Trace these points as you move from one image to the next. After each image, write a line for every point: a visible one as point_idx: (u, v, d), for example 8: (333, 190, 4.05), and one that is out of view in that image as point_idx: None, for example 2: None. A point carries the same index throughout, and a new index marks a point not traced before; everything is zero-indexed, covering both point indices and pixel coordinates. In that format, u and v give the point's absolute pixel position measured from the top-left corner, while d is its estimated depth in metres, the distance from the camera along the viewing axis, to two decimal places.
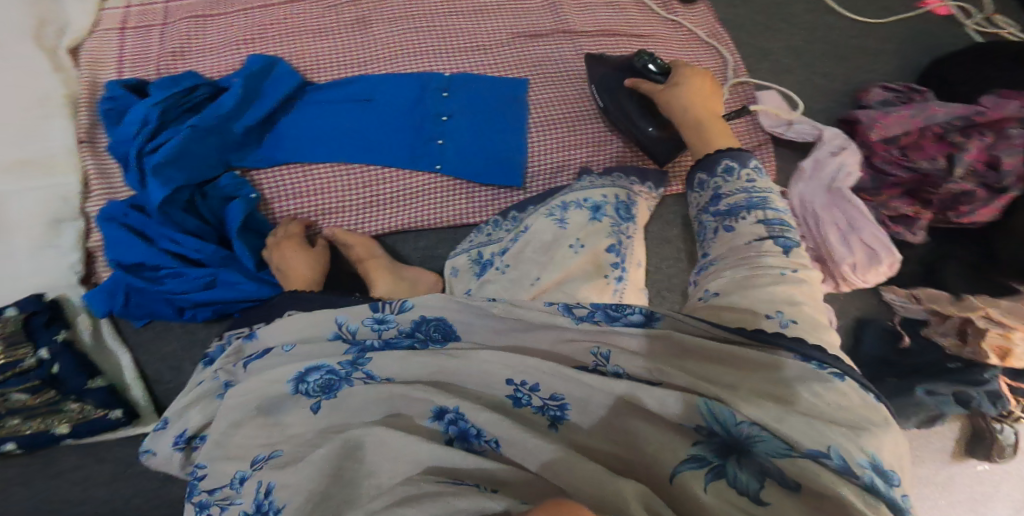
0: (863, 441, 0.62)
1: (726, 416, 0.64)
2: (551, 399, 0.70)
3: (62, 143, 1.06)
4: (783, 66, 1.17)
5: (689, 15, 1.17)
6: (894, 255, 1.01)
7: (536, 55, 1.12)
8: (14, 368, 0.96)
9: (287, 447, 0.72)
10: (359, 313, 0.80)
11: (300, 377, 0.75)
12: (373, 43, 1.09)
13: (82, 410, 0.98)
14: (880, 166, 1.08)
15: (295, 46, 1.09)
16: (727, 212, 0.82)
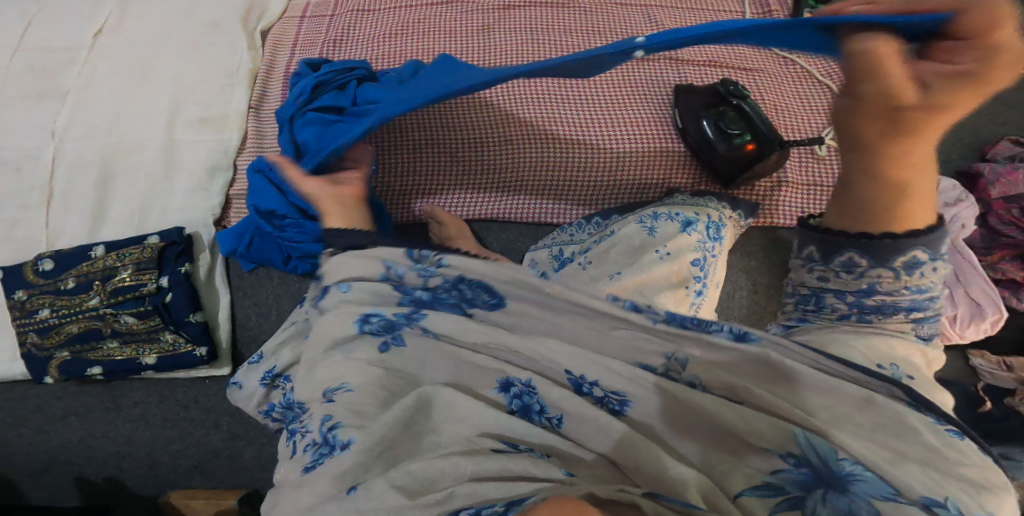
0: (986, 500, 0.55)
1: (826, 451, 0.59)
2: (613, 392, 0.66)
3: (238, 106, 1.17)
4: None
5: (805, 53, 1.10)
6: (999, 312, 0.94)
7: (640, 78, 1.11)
8: (134, 292, 1.06)
9: (354, 379, 0.69)
10: (405, 257, 0.74)
11: (362, 318, 0.73)
12: (492, 48, 1.13)
13: (174, 342, 1.10)
14: (995, 225, 0.98)
15: (426, 43, 1.14)
16: (880, 309, 0.68)
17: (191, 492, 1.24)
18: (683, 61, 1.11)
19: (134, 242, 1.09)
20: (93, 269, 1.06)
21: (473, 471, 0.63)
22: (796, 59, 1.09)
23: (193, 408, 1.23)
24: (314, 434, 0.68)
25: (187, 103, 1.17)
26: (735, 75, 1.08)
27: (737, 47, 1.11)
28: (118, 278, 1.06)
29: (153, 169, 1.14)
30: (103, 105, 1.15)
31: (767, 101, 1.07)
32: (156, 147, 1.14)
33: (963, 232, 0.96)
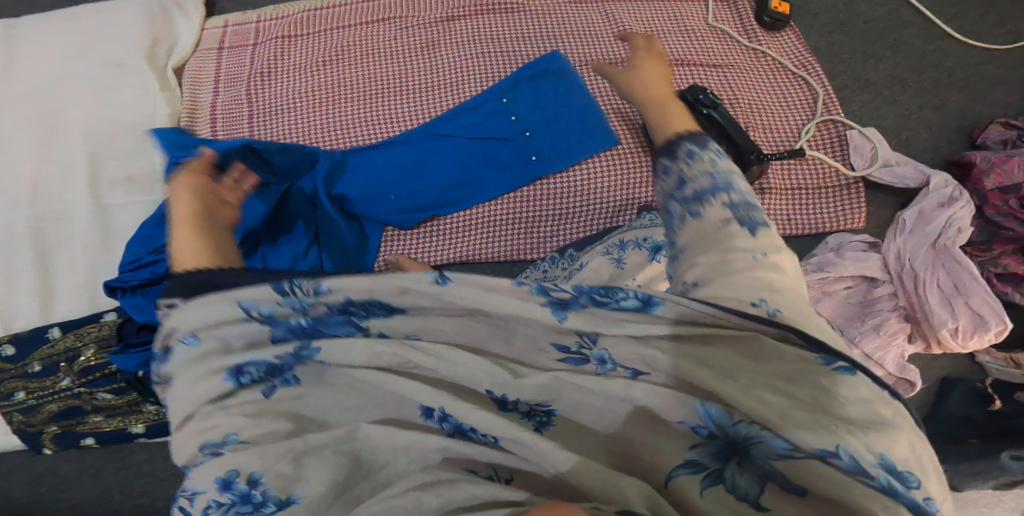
0: (888, 442, 0.55)
1: (718, 415, 0.59)
2: (537, 405, 0.65)
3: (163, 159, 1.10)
4: (883, 99, 1.02)
5: (775, 42, 1.00)
6: (1003, 322, 0.93)
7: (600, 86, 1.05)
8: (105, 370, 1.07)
9: (245, 430, 0.63)
10: (267, 294, 0.64)
11: (234, 371, 0.66)
12: (440, 68, 1.07)
13: (158, 412, 1.11)
14: (993, 217, 0.97)
15: (365, 70, 1.07)
16: (695, 199, 0.66)
17: None
18: None
19: (91, 318, 1.07)
20: (55, 351, 1.06)
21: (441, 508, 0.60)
22: (767, 49, 0.99)
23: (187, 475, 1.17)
24: (215, 501, 0.61)
25: (110, 161, 1.09)
26: (703, 75, 1.00)
27: (706, 41, 0.99)
28: (83, 357, 1.06)
29: (90, 239, 1.08)
30: (14, 172, 1.07)
31: (741, 101, 0.99)
32: (83, 211, 1.08)
33: (959, 237, 0.96)
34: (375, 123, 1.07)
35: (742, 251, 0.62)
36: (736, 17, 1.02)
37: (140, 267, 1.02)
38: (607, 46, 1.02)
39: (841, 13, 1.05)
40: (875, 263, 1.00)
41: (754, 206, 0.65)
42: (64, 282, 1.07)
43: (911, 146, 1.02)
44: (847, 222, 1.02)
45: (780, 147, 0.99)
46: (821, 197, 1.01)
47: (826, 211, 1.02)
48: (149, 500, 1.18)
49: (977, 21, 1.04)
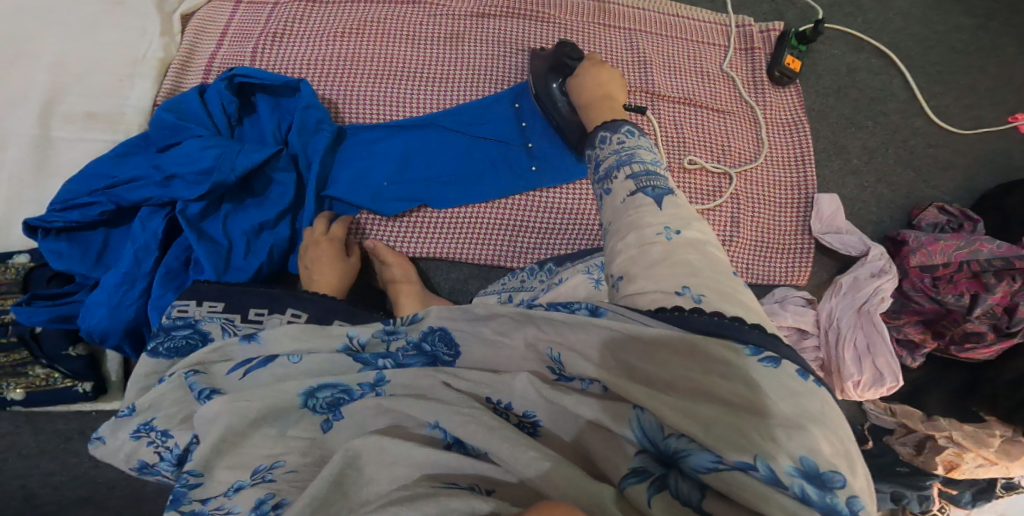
0: (794, 443, 0.55)
1: (651, 427, 0.60)
2: (524, 416, 0.69)
3: (138, 103, 1.00)
4: (852, 167, 1.11)
5: (778, 99, 1.08)
6: (900, 382, 1.02)
7: None
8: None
9: (291, 457, 0.73)
10: (372, 326, 0.76)
11: (308, 391, 0.73)
12: (457, 61, 1.03)
13: (47, 377, 0.98)
14: (909, 291, 1.07)
15: (382, 48, 1.03)
16: (605, 177, 0.75)
17: None
18: (658, 95, 1.05)
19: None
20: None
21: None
22: (770, 102, 1.08)
23: (78, 440, 1.06)
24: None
25: (67, 96, 0.98)
26: (706, 117, 1.06)
27: (714, 86, 1.07)
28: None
29: (19, 171, 0.96)
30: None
31: (734, 149, 1.07)
32: (23, 142, 0.96)
33: (883, 306, 1.03)
34: (379, 102, 1.02)
35: (653, 229, 0.67)
36: (747, 68, 1.08)
37: (73, 208, 0.94)
38: (625, 71, 1.04)
39: (842, 77, 1.13)
40: (809, 318, 1.07)
41: (658, 176, 0.72)
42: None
43: (859, 216, 1.11)
44: (795, 275, 1.09)
45: (757, 197, 1.08)
46: (782, 246, 1.09)
47: (783, 261, 1.09)
48: (34, 459, 1.06)
49: (951, 104, 1.12)
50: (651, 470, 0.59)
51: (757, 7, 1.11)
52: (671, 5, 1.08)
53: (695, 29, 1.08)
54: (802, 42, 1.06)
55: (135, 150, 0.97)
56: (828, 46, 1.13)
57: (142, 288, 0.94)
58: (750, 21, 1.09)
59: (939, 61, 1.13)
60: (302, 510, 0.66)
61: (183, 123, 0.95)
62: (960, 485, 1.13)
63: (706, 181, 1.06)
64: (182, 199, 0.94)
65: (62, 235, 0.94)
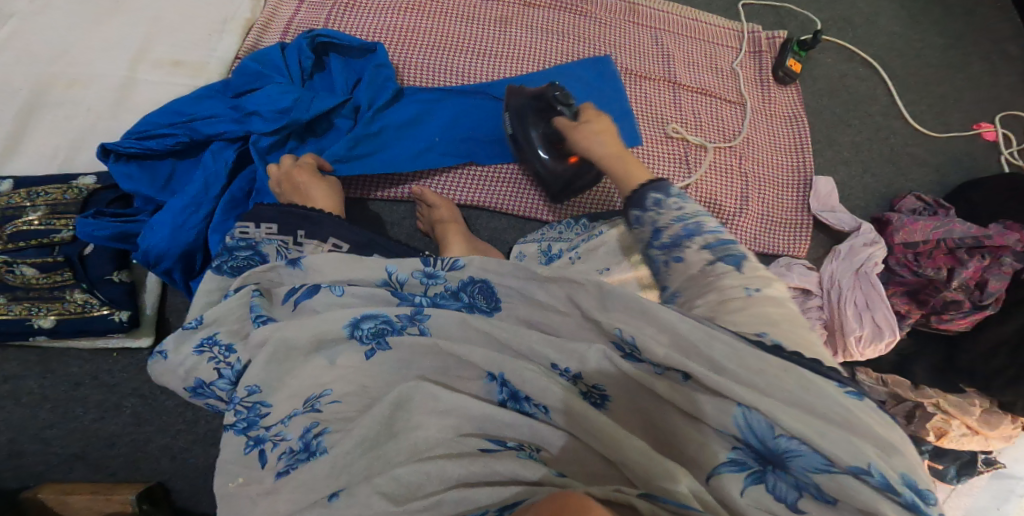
0: (895, 461, 0.62)
1: (761, 428, 0.65)
2: (595, 387, 0.74)
3: (222, 55, 1.08)
4: (842, 158, 1.27)
5: (780, 96, 1.26)
6: (897, 336, 1.11)
7: (638, 94, 1.19)
8: (41, 239, 0.93)
9: (337, 386, 0.77)
10: (411, 264, 0.81)
11: (354, 322, 0.78)
12: (507, 40, 1.16)
13: (83, 304, 0.95)
14: (893, 265, 1.20)
15: (443, 24, 1.14)
16: (674, 245, 0.79)
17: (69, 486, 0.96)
18: (680, 84, 1.21)
19: (60, 179, 0.97)
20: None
21: (461, 473, 0.71)
22: (774, 98, 1.25)
23: (87, 387, 0.99)
24: (293, 442, 0.75)
25: (158, 45, 1.06)
26: (719, 106, 1.22)
27: (727, 81, 1.24)
28: (22, 220, 0.93)
29: (98, 106, 1.02)
30: (48, 34, 1.04)
31: (744, 133, 1.22)
32: (109, 82, 1.03)
33: (878, 269, 1.14)
34: (438, 71, 1.12)
35: (736, 289, 0.74)
36: (755, 68, 1.27)
37: (149, 137, 0.98)
38: (652, 63, 1.21)
39: (834, 82, 1.31)
40: (813, 280, 1.17)
41: (731, 244, 0.77)
42: (40, 138, 1.00)
43: (849, 201, 1.26)
44: (796, 247, 1.19)
45: (764, 178, 1.21)
46: (785, 221, 1.20)
47: (786, 235, 1.20)
48: (33, 407, 0.98)
49: (925, 111, 1.32)
50: (740, 455, 0.66)
51: (767, 17, 1.32)
52: (690, 12, 1.27)
53: (712, 33, 1.26)
54: (802, 49, 1.25)
55: (213, 94, 1.03)
56: (825, 55, 1.33)
57: (207, 212, 0.98)
58: (758, 29, 1.28)
59: (915, 73, 1.34)
60: (355, 445, 0.74)
61: (264, 72, 1.03)
62: (944, 460, 1.23)
63: (716, 159, 1.19)
64: (257, 132, 1.00)
65: (132, 161, 0.98)
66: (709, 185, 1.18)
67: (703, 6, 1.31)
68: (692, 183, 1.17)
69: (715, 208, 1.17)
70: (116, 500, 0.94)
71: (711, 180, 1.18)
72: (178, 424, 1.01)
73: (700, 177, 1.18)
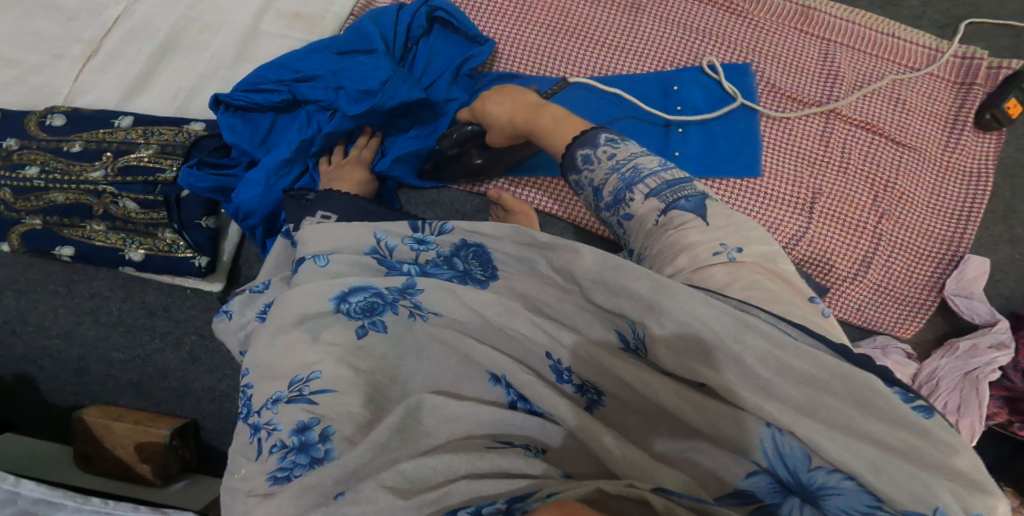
0: (972, 502, 0.48)
1: (796, 461, 0.53)
2: (585, 385, 0.63)
3: (338, 11, 1.05)
4: (1011, 235, 1.08)
5: (971, 144, 1.04)
6: (973, 447, 0.98)
7: (776, 120, 1.03)
8: (148, 176, 0.94)
9: (326, 368, 0.65)
10: (400, 229, 0.69)
11: (341, 296, 0.67)
12: (635, 34, 1.04)
13: (171, 244, 0.96)
14: (1009, 366, 1.00)
15: (567, 4, 1.04)
16: (617, 202, 0.71)
17: (113, 412, 1.03)
18: (836, 113, 1.03)
19: (174, 122, 0.98)
20: (111, 139, 0.96)
21: (468, 469, 0.60)
22: (959, 147, 1.04)
23: (159, 317, 1.06)
24: (285, 435, 0.62)
25: None
26: (875, 149, 1.03)
27: (899, 119, 1.04)
28: (134, 155, 0.95)
29: (222, 54, 1.04)
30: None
31: (899, 186, 1.03)
32: (234, 31, 1.04)
33: (993, 377, 0.99)
34: (549, 55, 1.02)
35: (709, 245, 0.64)
36: (953, 103, 1.04)
37: (258, 91, 0.95)
38: (807, 82, 1.04)
39: None
40: (911, 370, 1.02)
41: (686, 181, 0.68)
42: (165, 79, 1.03)
43: (991, 287, 1.08)
44: (906, 329, 1.06)
45: (900, 244, 1.04)
46: (906, 297, 1.05)
47: (901, 312, 1.05)
48: (108, 329, 1.06)
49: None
50: (761, 495, 0.54)
51: (994, 42, 1.09)
52: (883, 25, 1.06)
53: (908, 54, 1.05)
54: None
55: (320, 47, 0.95)
56: None
57: (299, 173, 0.96)
58: (983, 56, 1.04)
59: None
60: (364, 450, 0.60)
61: (364, 33, 0.94)
62: None
63: (847, 208, 1.02)
64: (343, 112, 0.92)
65: (238, 112, 0.97)
66: (823, 239, 1.02)
67: (910, 19, 1.10)
68: (807, 233, 1.02)
69: (824, 267, 1.03)
70: (153, 433, 0.99)
71: (832, 233, 1.02)
72: (225, 369, 1.06)
73: (819, 227, 1.02)
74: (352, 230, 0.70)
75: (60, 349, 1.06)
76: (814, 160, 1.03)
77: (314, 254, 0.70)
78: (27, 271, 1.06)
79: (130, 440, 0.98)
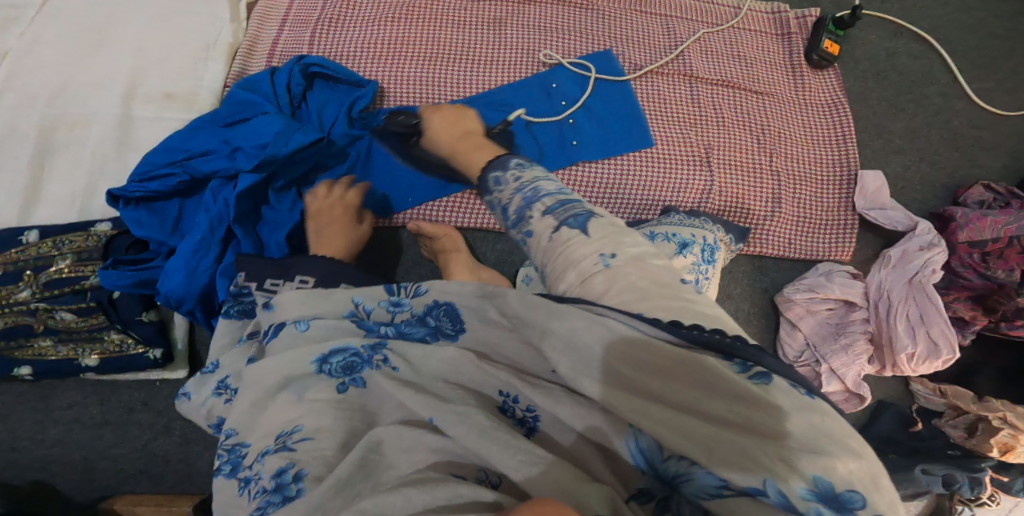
0: (809, 465, 0.56)
1: (647, 451, 0.62)
2: (527, 412, 0.68)
3: (211, 84, 1.10)
4: (894, 147, 1.13)
5: (816, 81, 1.12)
6: (954, 354, 1.03)
7: (652, 92, 1.09)
8: (74, 285, 1.00)
9: (308, 421, 0.71)
10: (377, 294, 0.77)
11: (322, 358, 0.75)
12: (502, 44, 1.09)
13: (121, 342, 1.03)
14: (955, 267, 1.05)
15: (431, 32, 1.09)
16: (520, 219, 0.73)
17: (133, 499, 1.10)
18: (697, 78, 1.09)
19: (80, 227, 1.03)
20: (25, 257, 1.00)
21: (426, 505, 0.64)
22: (811, 83, 1.12)
23: (140, 411, 1.11)
24: (265, 481, 0.68)
25: (149, 80, 1.09)
26: (746, 98, 1.10)
27: (752, 69, 1.11)
28: (54, 269, 1.00)
29: (102, 148, 1.06)
30: (45, 76, 1.07)
31: (776, 126, 1.10)
32: (107, 121, 1.07)
33: (935, 278, 1.04)
34: (428, 84, 1.07)
35: (589, 257, 0.68)
36: (784, 53, 1.12)
37: (152, 179, 1.01)
38: (662, 54, 1.10)
39: (881, 63, 1.15)
40: (858, 289, 1.08)
41: (576, 201, 0.72)
42: (56, 184, 1.05)
43: (901, 196, 1.12)
44: (840, 251, 1.10)
45: (798, 176, 1.10)
46: (823, 221, 1.11)
47: (824, 236, 1.11)
48: (97, 429, 1.11)
49: (996, 89, 1.14)
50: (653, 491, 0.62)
51: None
52: None
53: (730, 14, 1.13)
54: (838, 27, 1.10)
55: (206, 124, 1.03)
56: (868, 32, 1.16)
57: (217, 253, 1.00)
58: (786, 8, 1.14)
59: (982, 43, 1.16)
60: (327, 488, 0.66)
61: (245, 104, 1.03)
62: (1011, 472, 1.07)
63: (740, 156, 1.08)
64: (243, 170, 1.00)
65: (141, 205, 1.02)
66: (732, 188, 1.07)
67: None
68: (714, 187, 1.07)
69: (742, 212, 1.08)
70: (178, 510, 1.07)
71: (736, 181, 1.08)
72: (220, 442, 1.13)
73: (722, 178, 1.07)
74: (336, 295, 0.78)
75: (62, 453, 1.11)
76: (696, 120, 1.08)
77: (295, 319, 0.79)
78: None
79: None
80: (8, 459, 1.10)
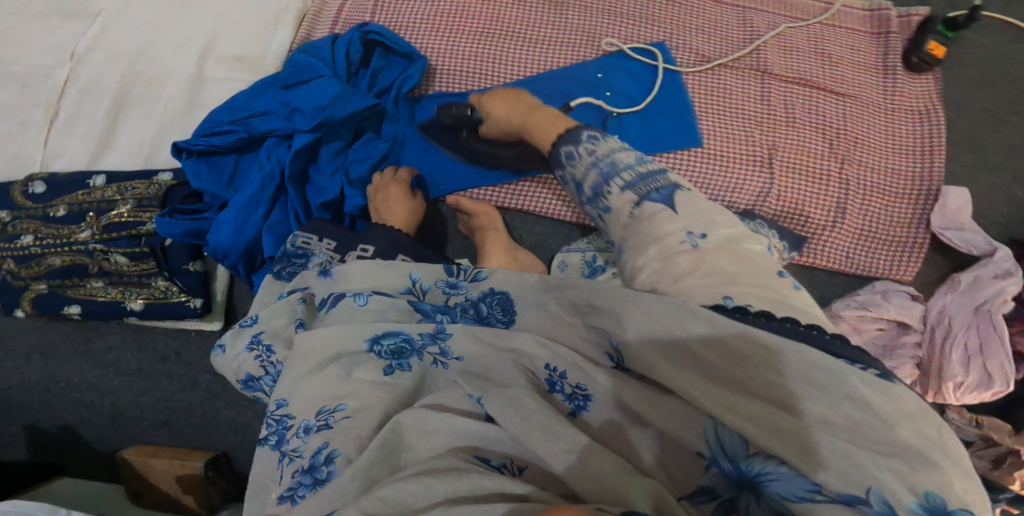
0: (918, 477, 0.49)
1: (735, 446, 0.55)
2: (579, 388, 0.64)
3: (278, 48, 1.11)
4: (987, 163, 1.04)
5: (905, 85, 1.04)
6: (1008, 389, 0.93)
7: (716, 85, 1.04)
8: (131, 230, 1.02)
9: (352, 400, 0.67)
10: (436, 272, 0.72)
11: (374, 338, 0.70)
12: (566, 27, 1.07)
13: (166, 290, 1.05)
14: None
15: (496, 9, 1.08)
16: (596, 196, 0.71)
17: (153, 449, 1.12)
18: (769, 73, 1.04)
19: (145, 175, 1.05)
20: (90, 200, 1.03)
21: (450, 493, 0.59)
22: (894, 88, 1.04)
23: (172, 362, 1.13)
24: (303, 461, 0.64)
25: (224, 40, 1.11)
26: (819, 99, 1.03)
27: (832, 68, 1.04)
28: (116, 212, 1.02)
29: (175, 103, 1.08)
30: (130, 32, 1.11)
31: (850, 130, 1.02)
32: (181, 79, 1.09)
33: (1005, 309, 0.94)
34: (485, 60, 1.07)
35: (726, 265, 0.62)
36: (874, 52, 1.05)
37: (215, 134, 1.03)
38: (733, 47, 1.05)
39: (990, 70, 1.06)
40: (916, 312, 0.98)
41: (654, 175, 0.68)
42: (128, 134, 1.08)
43: (986, 216, 1.03)
44: (906, 271, 1.02)
45: (870, 186, 1.02)
46: (892, 238, 1.02)
47: (890, 252, 1.02)
48: (129, 377, 1.14)
49: None
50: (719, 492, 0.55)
51: None
52: None
53: (818, 11, 1.07)
54: (950, 28, 1.03)
55: (268, 86, 1.05)
56: (980, 35, 1.07)
57: (265, 210, 1.02)
58: (889, 6, 1.07)
59: None
60: (353, 471, 0.62)
61: (306, 67, 1.03)
62: None
63: (805, 160, 1.02)
64: (299, 130, 1.01)
65: (202, 158, 1.04)
66: (792, 193, 1.01)
67: None
68: (772, 189, 1.01)
69: (801, 219, 1.01)
70: (189, 465, 1.09)
71: (799, 185, 1.01)
72: (242, 402, 1.13)
73: (783, 180, 1.01)
74: (393, 268, 0.73)
75: (93, 398, 1.14)
76: (763, 118, 1.03)
77: (354, 292, 0.73)
78: (47, 333, 1.14)
79: (171, 473, 1.09)
80: (43, 400, 1.15)
